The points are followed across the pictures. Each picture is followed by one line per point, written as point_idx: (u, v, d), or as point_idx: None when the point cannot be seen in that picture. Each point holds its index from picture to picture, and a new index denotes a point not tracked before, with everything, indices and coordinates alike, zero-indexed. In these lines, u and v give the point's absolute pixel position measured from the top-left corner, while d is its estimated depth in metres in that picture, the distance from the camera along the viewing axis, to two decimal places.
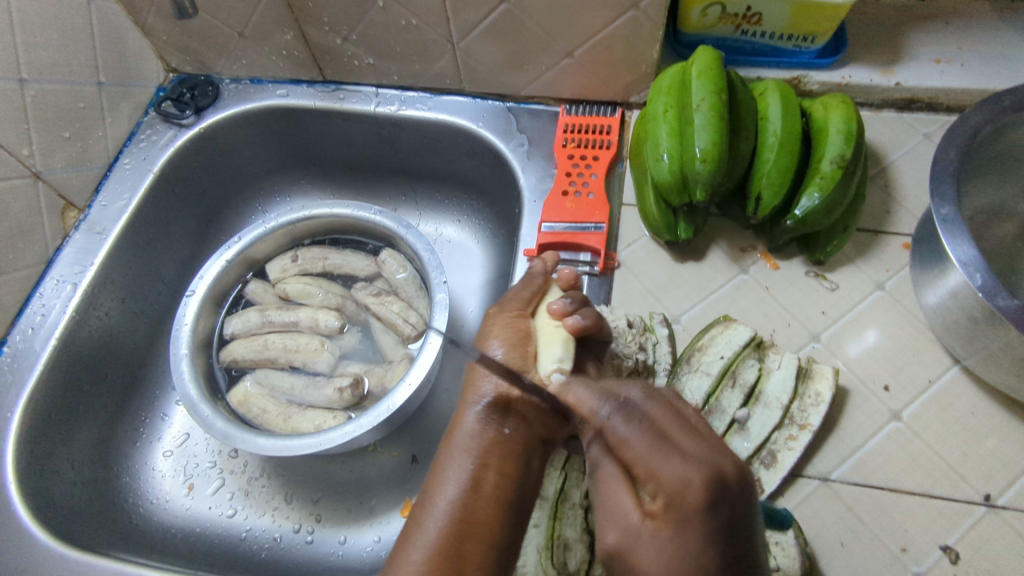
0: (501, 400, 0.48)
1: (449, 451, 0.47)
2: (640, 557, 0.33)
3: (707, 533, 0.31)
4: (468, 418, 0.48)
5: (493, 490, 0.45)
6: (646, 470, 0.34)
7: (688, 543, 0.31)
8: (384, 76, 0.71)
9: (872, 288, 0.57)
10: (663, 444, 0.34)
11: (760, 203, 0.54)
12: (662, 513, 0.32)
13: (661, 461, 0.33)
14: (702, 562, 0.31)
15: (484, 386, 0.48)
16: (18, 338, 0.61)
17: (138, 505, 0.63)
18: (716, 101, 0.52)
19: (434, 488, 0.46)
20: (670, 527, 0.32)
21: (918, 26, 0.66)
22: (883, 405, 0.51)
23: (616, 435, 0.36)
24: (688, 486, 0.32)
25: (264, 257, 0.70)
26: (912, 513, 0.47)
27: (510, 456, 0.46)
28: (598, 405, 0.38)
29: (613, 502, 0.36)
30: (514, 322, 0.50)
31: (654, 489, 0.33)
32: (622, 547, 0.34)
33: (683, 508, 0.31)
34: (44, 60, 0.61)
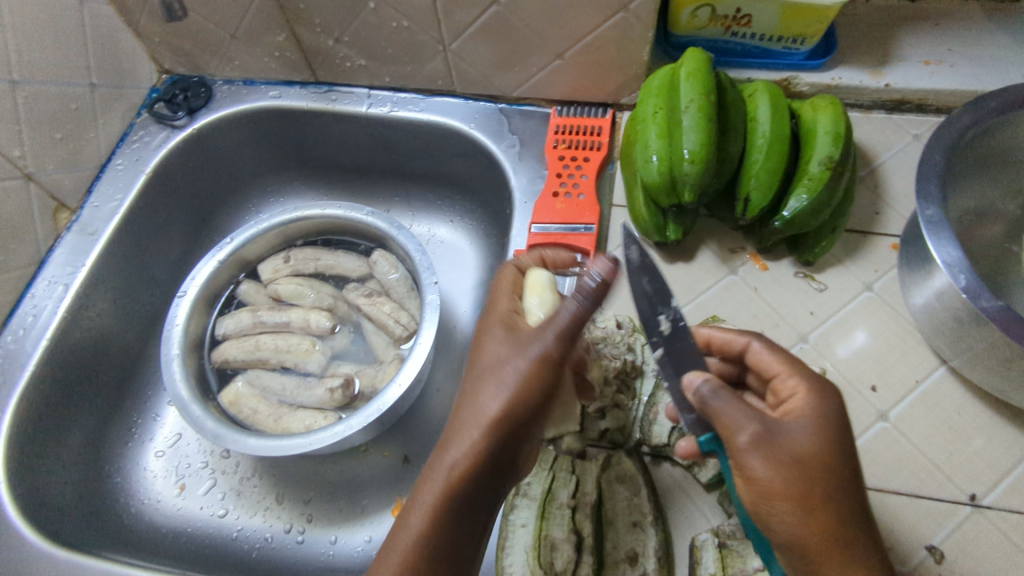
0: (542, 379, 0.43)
1: (459, 440, 0.41)
2: (791, 431, 0.38)
3: (842, 412, 0.40)
4: (490, 407, 0.41)
5: (492, 491, 0.43)
6: (791, 373, 0.42)
7: (837, 415, 0.40)
8: (376, 77, 0.71)
9: (861, 289, 0.57)
10: (788, 358, 0.44)
11: (748, 204, 0.54)
12: (804, 398, 0.40)
13: (797, 367, 0.43)
14: (840, 431, 0.39)
15: (509, 379, 0.41)
16: (10, 339, 0.61)
17: (130, 505, 0.63)
18: (705, 102, 0.52)
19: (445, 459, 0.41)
20: (819, 407, 0.40)
21: (907, 27, 0.66)
22: (871, 405, 0.52)
23: (761, 348, 0.45)
24: (825, 380, 0.42)
25: (257, 257, 0.71)
26: (899, 513, 0.48)
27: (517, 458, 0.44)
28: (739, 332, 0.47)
29: (734, 403, 0.38)
30: (526, 306, 0.48)
31: (796, 386, 0.42)
32: (767, 429, 0.38)
33: (840, 398, 0.41)
34: (36, 61, 0.61)
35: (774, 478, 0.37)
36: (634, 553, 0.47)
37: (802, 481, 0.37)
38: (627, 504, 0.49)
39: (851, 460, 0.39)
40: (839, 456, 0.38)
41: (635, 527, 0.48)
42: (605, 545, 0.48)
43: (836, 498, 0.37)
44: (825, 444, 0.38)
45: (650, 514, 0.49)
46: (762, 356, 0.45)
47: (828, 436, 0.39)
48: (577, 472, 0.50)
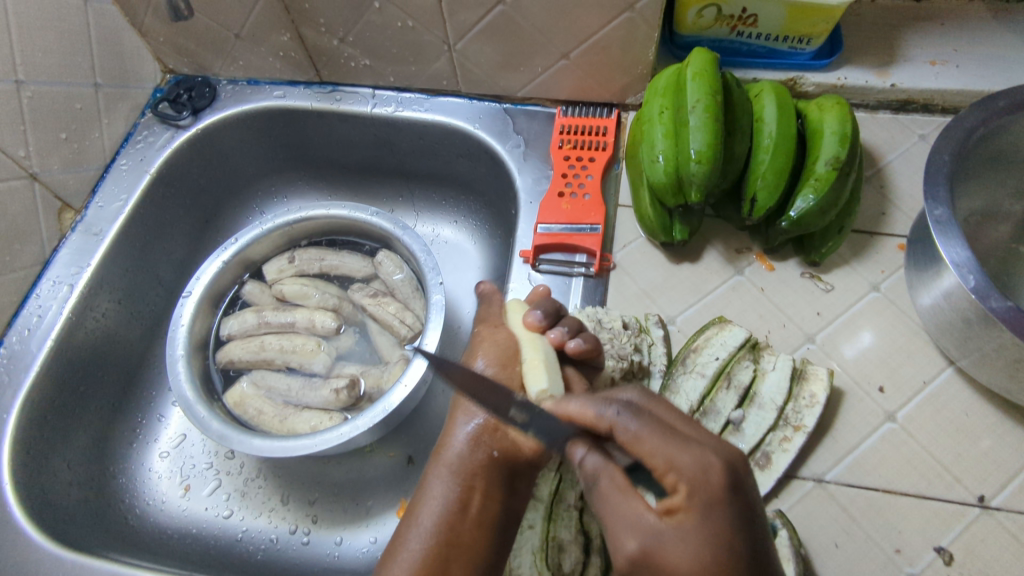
0: (491, 423, 0.48)
1: (435, 470, 0.48)
2: (670, 550, 0.35)
3: (734, 519, 0.35)
4: (456, 437, 0.49)
5: (477, 512, 0.46)
6: (665, 463, 0.37)
7: (719, 523, 0.35)
8: (381, 77, 0.71)
9: (867, 289, 0.57)
10: (671, 434, 0.38)
11: (755, 204, 0.54)
12: (682, 501, 0.36)
13: (678, 450, 0.37)
14: (731, 544, 0.35)
15: (472, 408, 0.49)
16: (15, 339, 0.61)
17: (134, 506, 0.63)
18: (712, 102, 0.52)
19: (419, 509, 0.47)
20: (696, 514, 0.35)
21: (913, 27, 0.66)
22: (878, 406, 0.52)
23: (627, 431, 0.39)
24: (710, 470, 0.36)
25: (261, 258, 0.71)
26: (907, 514, 0.48)
27: (494, 479, 0.47)
28: (603, 411, 0.41)
29: (618, 514, 0.38)
30: (499, 340, 0.51)
31: (675, 481, 0.37)
32: (644, 549, 0.36)
33: (708, 492, 0.36)
34: (41, 61, 0.61)
35: None
36: None
37: None
38: None
39: (752, 567, 0.35)
40: (730, 570, 0.34)
41: None
42: (612, 546, 0.48)
43: None
44: (705, 564, 0.35)
45: None
46: (644, 436, 0.38)
47: (715, 555, 0.35)
48: None
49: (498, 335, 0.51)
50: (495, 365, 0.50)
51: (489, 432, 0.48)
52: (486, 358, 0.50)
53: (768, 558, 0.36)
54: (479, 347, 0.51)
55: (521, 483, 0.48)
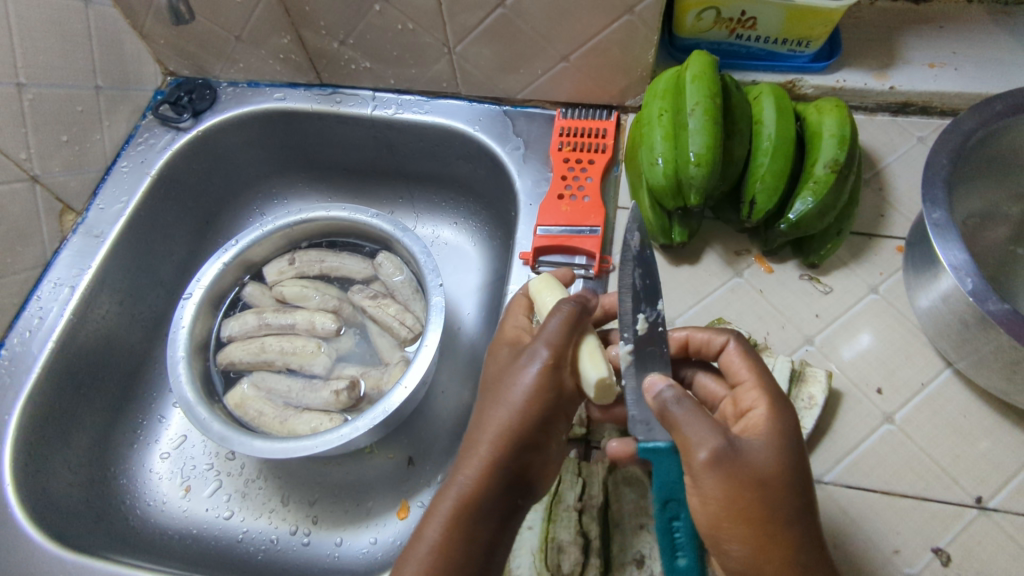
0: (528, 463, 0.44)
1: (461, 507, 0.42)
2: (749, 444, 0.38)
3: (798, 437, 0.40)
4: (490, 462, 0.42)
5: (491, 544, 0.42)
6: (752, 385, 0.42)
7: (791, 440, 0.39)
8: (381, 79, 0.71)
9: (866, 291, 0.57)
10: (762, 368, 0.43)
11: (754, 206, 0.54)
12: (760, 420, 0.40)
13: (763, 381, 0.42)
14: (794, 460, 0.38)
15: (509, 448, 0.43)
16: (16, 341, 0.61)
17: (135, 507, 0.63)
18: (711, 105, 0.52)
19: (438, 526, 0.41)
20: (772, 426, 0.39)
21: (911, 30, 0.66)
22: (876, 407, 0.52)
23: (733, 351, 0.45)
24: (784, 399, 0.41)
25: (261, 260, 0.71)
26: (905, 515, 0.48)
27: (513, 525, 0.44)
28: (717, 333, 0.46)
29: (695, 416, 0.38)
30: (560, 371, 0.44)
31: (753, 398, 0.41)
32: (724, 451, 0.37)
33: (783, 408, 0.40)
34: (43, 63, 0.61)
35: (727, 497, 0.36)
36: (640, 555, 0.47)
37: (754, 504, 0.36)
38: (634, 507, 0.49)
39: (803, 486, 0.38)
40: (790, 479, 0.38)
41: (641, 529, 0.48)
42: (612, 548, 0.48)
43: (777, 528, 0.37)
44: (776, 464, 0.38)
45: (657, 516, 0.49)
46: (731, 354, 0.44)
47: (784, 460, 0.38)
48: (584, 474, 0.51)
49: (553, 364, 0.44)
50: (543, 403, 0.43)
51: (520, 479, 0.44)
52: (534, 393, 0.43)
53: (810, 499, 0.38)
54: (528, 377, 0.43)
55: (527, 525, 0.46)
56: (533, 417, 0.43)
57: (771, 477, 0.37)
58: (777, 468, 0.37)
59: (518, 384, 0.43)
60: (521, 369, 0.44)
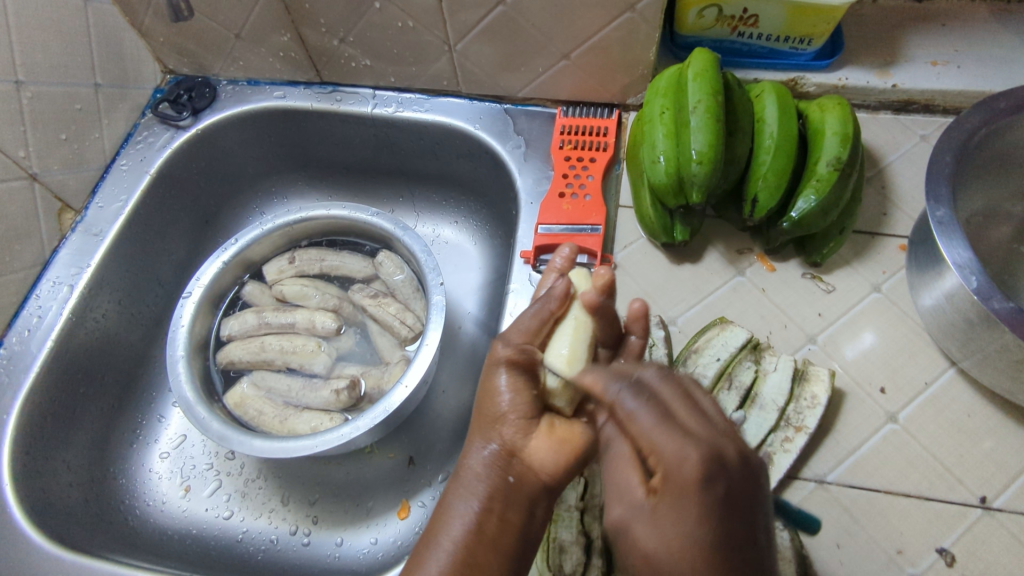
0: (507, 448, 0.46)
1: (456, 492, 0.46)
2: (642, 532, 0.34)
3: (713, 509, 0.32)
4: (473, 459, 0.46)
5: (496, 534, 0.44)
6: (648, 445, 0.35)
7: (692, 520, 0.32)
8: (381, 78, 0.71)
9: (869, 290, 0.57)
10: (668, 419, 0.35)
11: (756, 205, 0.54)
12: (664, 487, 0.33)
13: (660, 437, 0.34)
14: (699, 536, 0.32)
15: (489, 430, 0.47)
16: (15, 340, 0.61)
17: (135, 507, 0.63)
18: (713, 103, 0.52)
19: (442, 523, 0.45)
20: (673, 496, 0.33)
21: (914, 28, 0.66)
22: (880, 406, 0.51)
23: (625, 408, 0.37)
24: (685, 463, 0.33)
25: (261, 259, 0.70)
26: (909, 515, 0.47)
27: (511, 503, 0.44)
28: (611, 385, 0.39)
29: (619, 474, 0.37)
30: (520, 359, 0.47)
31: (657, 460, 0.35)
32: (625, 520, 0.35)
33: (681, 480, 0.33)
34: (41, 61, 0.61)
35: (635, 573, 0.35)
36: None
37: None
38: None
39: (736, 560, 0.31)
40: (700, 568, 0.31)
41: None
42: None
43: None
44: (681, 553, 0.32)
45: None
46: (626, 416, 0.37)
47: (688, 545, 0.32)
48: (585, 474, 0.50)
49: (519, 351, 0.48)
50: (516, 387, 0.46)
51: (505, 457, 0.46)
52: (505, 378, 0.47)
53: (762, 565, 0.32)
54: (497, 364, 0.47)
55: (540, 507, 0.45)
56: (501, 407, 0.46)
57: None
58: (685, 564, 0.32)
59: (485, 385, 0.48)
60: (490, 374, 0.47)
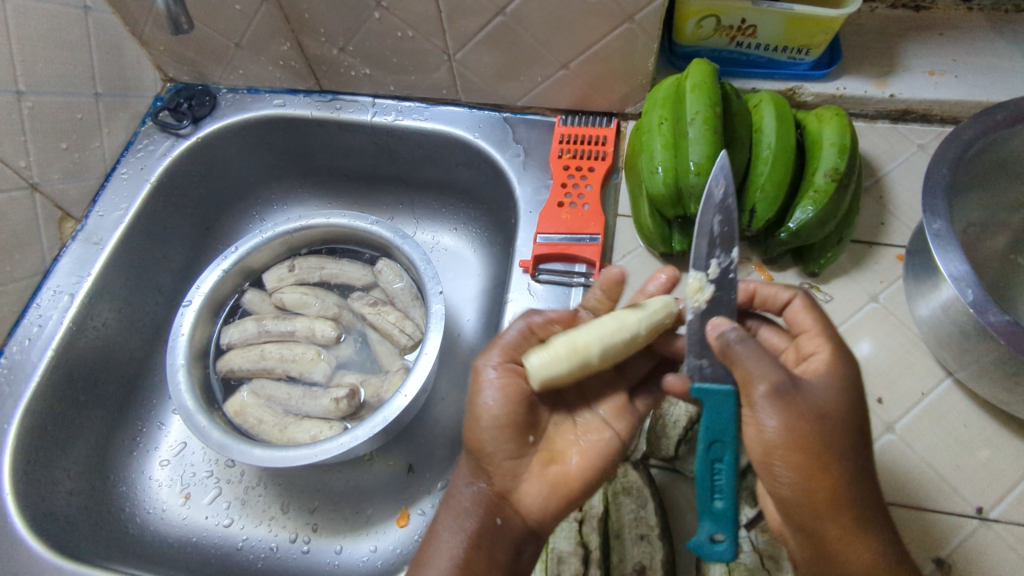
0: (495, 488, 0.46)
1: (442, 525, 0.45)
2: (808, 391, 0.38)
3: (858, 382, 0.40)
4: (460, 495, 0.46)
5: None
6: (819, 335, 0.43)
7: (850, 387, 0.39)
8: (381, 86, 0.71)
9: (866, 300, 0.57)
10: (828, 322, 0.44)
11: (754, 215, 0.55)
12: (822, 363, 0.40)
13: (834, 334, 0.42)
14: (857, 402, 0.39)
15: (478, 469, 0.47)
16: (15, 349, 0.61)
17: (135, 515, 0.63)
18: (711, 114, 0.53)
19: (425, 561, 0.44)
20: (833, 372, 0.40)
21: (911, 37, 0.66)
22: (877, 417, 0.52)
23: (801, 304, 0.45)
24: (850, 353, 0.41)
25: (261, 266, 0.71)
26: (905, 525, 0.48)
27: (500, 544, 0.45)
28: (782, 290, 0.47)
29: (758, 354, 0.38)
30: (509, 396, 0.45)
31: (819, 344, 0.42)
32: (788, 381, 0.38)
33: (848, 357, 0.41)
34: (41, 70, 0.61)
35: (787, 430, 0.37)
36: (641, 566, 0.46)
37: (811, 441, 0.37)
38: (634, 518, 0.48)
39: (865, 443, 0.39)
40: (849, 424, 0.38)
41: (642, 540, 0.47)
42: (611, 557, 0.47)
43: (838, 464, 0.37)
44: (836, 408, 0.38)
45: (658, 527, 0.47)
46: (823, 374, 0.40)
47: (845, 410, 0.38)
48: None
49: (503, 377, 0.46)
50: (506, 425, 0.45)
51: (493, 498, 0.46)
52: (498, 413, 0.45)
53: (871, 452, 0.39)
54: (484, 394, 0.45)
55: (527, 547, 0.46)
56: (487, 445, 0.45)
57: (828, 428, 0.37)
58: (813, 499, 0.38)
59: (471, 406, 0.46)
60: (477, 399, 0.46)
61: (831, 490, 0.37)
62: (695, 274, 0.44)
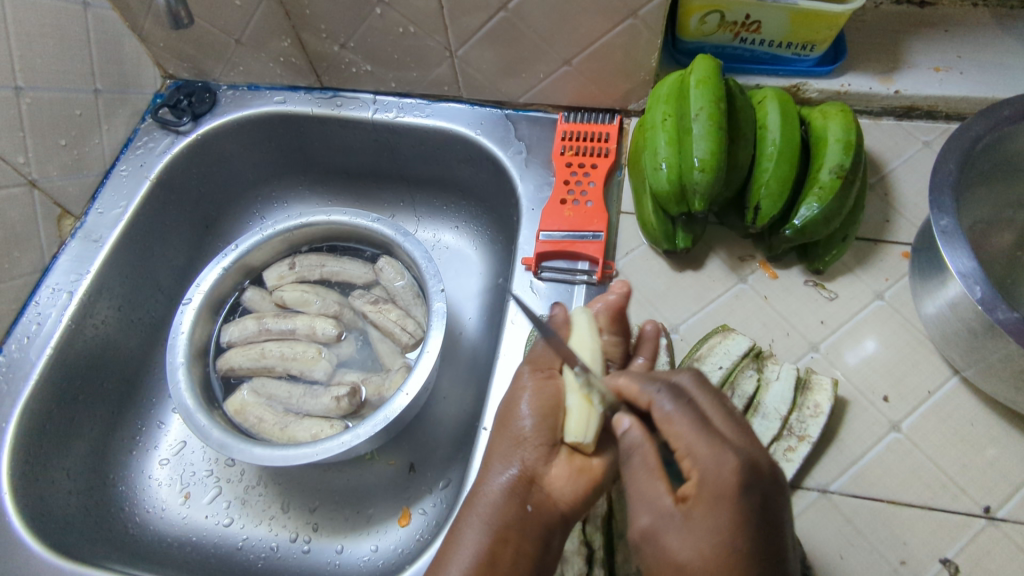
0: (526, 474, 0.45)
1: (467, 518, 0.45)
2: (672, 538, 0.36)
3: (744, 510, 0.34)
4: (490, 484, 0.46)
5: (508, 566, 0.43)
6: (686, 449, 0.38)
7: (722, 525, 0.34)
8: (382, 83, 0.71)
9: (871, 298, 0.56)
10: (704, 425, 0.38)
11: (758, 212, 0.54)
12: (694, 492, 0.36)
13: (703, 448, 0.37)
14: (732, 541, 0.34)
15: (510, 454, 0.46)
16: (14, 347, 0.60)
17: (135, 515, 0.63)
18: (715, 110, 0.53)
19: (453, 553, 0.44)
20: (706, 503, 0.35)
21: (916, 34, 0.66)
22: (883, 416, 0.51)
23: (662, 411, 0.39)
24: (725, 469, 0.35)
25: (261, 264, 0.70)
26: (912, 525, 0.47)
27: (529, 531, 0.44)
28: (645, 387, 0.41)
29: (637, 481, 0.39)
30: (542, 392, 0.47)
31: (691, 467, 0.37)
32: (654, 526, 0.37)
33: (719, 484, 0.35)
34: (41, 66, 0.60)
35: None
36: None
37: None
38: None
39: (766, 575, 0.34)
40: (734, 569, 0.34)
41: None
42: (615, 557, 0.47)
43: None
44: (710, 556, 0.34)
45: None
46: (694, 508, 0.36)
47: (718, 555, 0.34)
48: None
49: (538, 381, 0.48)
50: (539, 414, 0.46)
51: (522, 484, 0.45)
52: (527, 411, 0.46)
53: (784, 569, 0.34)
54: (522, 393, 0.47)
55: (555, 538, 0.45)
56: (524, 432, 0.46)
57: None
58: None
59: (507, 407, 0.48)
60: (519, 388, 0.48)
61: None
62: (580, 380, 0.45)
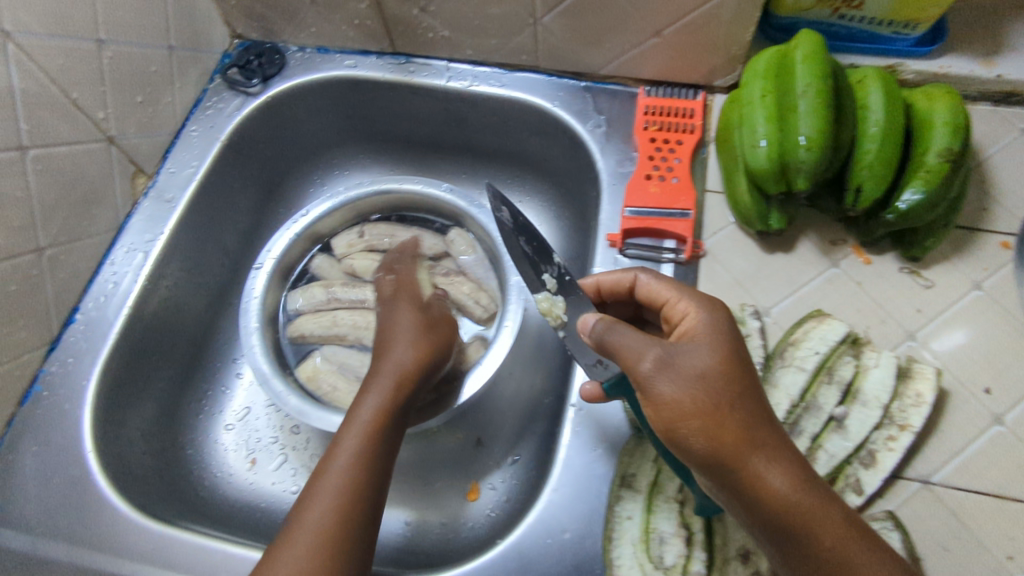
0: (404, 397, 0.51)
1: (347, 433, 0.49)
2: (686, 355, 0.40)
3: (730, 326, 0.43)
4: (365, 407, 0.50)
5: (383, 469, 0.48)
6: (676, 300, 0.45)
7: (726, 335, 0.42)
8: (457, 50, 0.69)
9: (970, 287, 0.55)
10: (681, 286, 0.47)
11: (860, 195, 0.53)
12: (694, 323, 0.43)
13: (686, 296, 0.45)
14: (733, 348, 0.41)
15: (398, 380, 0.51)
16: (91, 306, 0.60)
17: (204, 478, 0.63)
18: (823, 87, 0.51)
19: (332, 458, 0.48)
20: (705, 326, 0.42)
21: (1018, 15, 0.63)
22: (985, 408, 0.50)
23: (649, 280, 0.48)
24: (714, 306, 0.44)
25: (329, 231, 0.69)
26: (1018, 519, 0.46)
27: (388, 450, 0.49)
28: (628, 270, 0.50)
29: (632, 338, 0.41)
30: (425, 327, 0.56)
31: (684, 309, 0.45)
32: (666, 354, 0.40)
33: (713, 311, 0.43)
34: (120, 20, 0.59)
35: (682, 395, 0.39)
36: (746, 550, 0.45)
37: (706, 394, 0.39)
38: None
39: (755, 383, 0.41)
40: (737, 368, 0.40)
41: None
42: (715, 540, 0.46)
43: (744, 412, 0.39)
44: (719, 357, 0.40)
45: None
46: (699, 330, 0.42)
47: (725, 354, 0.40)
48: None
49: (416, 318, 0.56)
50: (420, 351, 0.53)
51: (400, 406, 0.51)
52: (412, 357, 0.52)
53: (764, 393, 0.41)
54: (399, 326, 0.56)
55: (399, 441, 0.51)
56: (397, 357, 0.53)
57: (716, 377, 0.39)
58: (725, 451, 0.38)
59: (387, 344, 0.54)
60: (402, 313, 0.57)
61: (740, 437, 0.38)
62: (543, 294, 0.52)
